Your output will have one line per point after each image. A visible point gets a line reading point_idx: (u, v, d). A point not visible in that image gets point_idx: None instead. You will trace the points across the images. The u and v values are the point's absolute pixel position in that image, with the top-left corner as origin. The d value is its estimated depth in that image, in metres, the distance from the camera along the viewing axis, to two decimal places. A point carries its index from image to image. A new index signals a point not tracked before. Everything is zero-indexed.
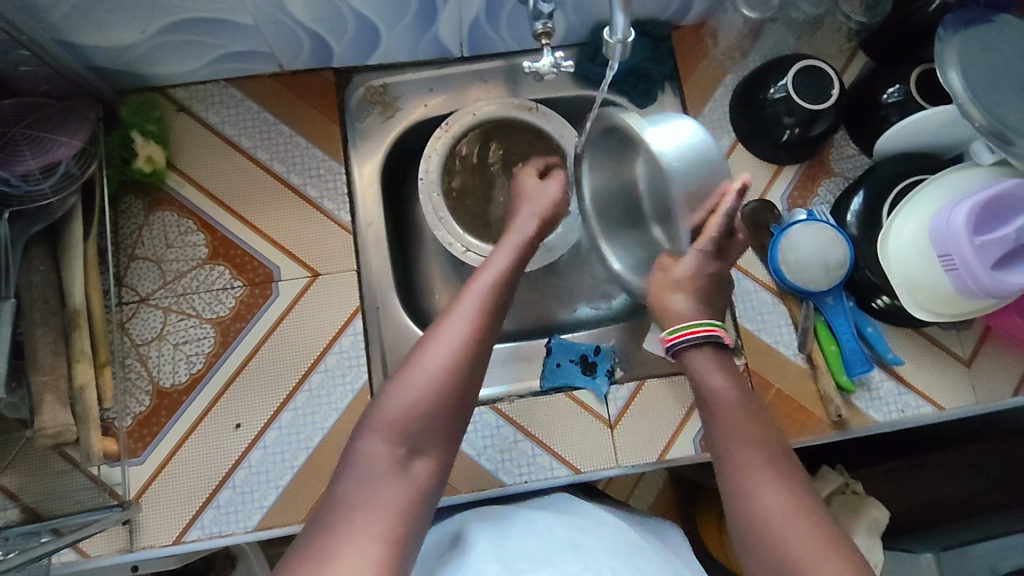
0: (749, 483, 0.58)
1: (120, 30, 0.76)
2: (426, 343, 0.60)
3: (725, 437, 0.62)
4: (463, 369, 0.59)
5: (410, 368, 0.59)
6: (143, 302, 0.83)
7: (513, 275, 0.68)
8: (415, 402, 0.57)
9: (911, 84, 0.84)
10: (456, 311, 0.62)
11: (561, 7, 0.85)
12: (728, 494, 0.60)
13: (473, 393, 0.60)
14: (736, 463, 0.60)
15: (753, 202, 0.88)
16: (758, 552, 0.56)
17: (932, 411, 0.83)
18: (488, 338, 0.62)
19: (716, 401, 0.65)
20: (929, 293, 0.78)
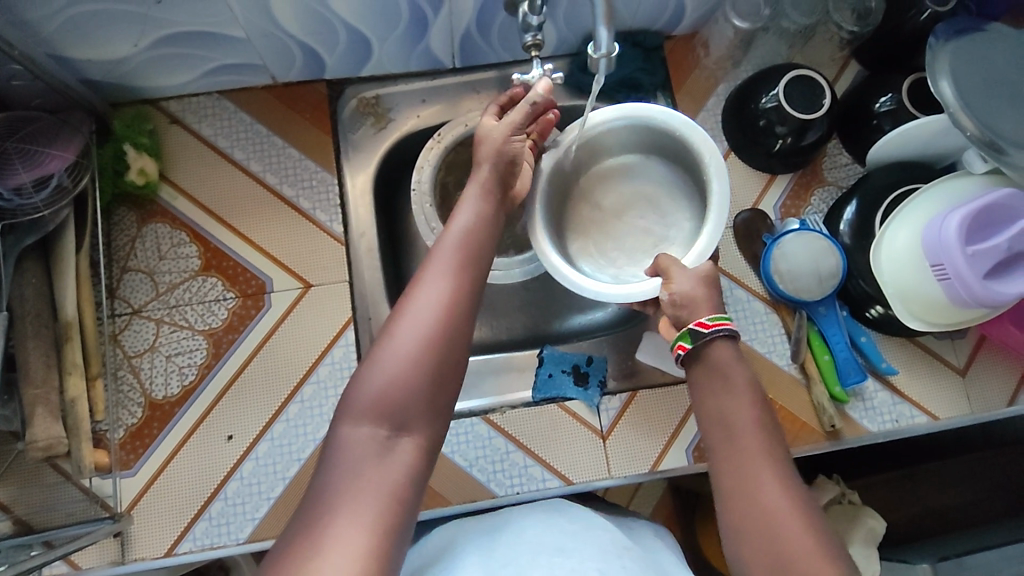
0: (750, 480, 0.58)
1: (112, 43, 0.76)
2: (401, 313, 0.60)
3: (726, 435, 0.62)
4: (440, 336, 0.59)
5: (388, 341, 0.59)
6: (135, 314, 0.83)
7: (478, 235, 0.68)
8: (396, 373, 0.57)
9: (903, 93, 0.84)
10: (424, 278, 0.63)
11: (552, 19, 0.85)
12: (726, 492, 0.60)
13: (455, 358, 0.60)
14: (738, 460, 0.60)
15: (745, 212, 0.89)
16: (754, 551, 0.56)
17: (927, 420, 0.83)
18: (464, 302, 0.62)
19: (718, 397, 0.64)
20: (923, 303, 0.77)
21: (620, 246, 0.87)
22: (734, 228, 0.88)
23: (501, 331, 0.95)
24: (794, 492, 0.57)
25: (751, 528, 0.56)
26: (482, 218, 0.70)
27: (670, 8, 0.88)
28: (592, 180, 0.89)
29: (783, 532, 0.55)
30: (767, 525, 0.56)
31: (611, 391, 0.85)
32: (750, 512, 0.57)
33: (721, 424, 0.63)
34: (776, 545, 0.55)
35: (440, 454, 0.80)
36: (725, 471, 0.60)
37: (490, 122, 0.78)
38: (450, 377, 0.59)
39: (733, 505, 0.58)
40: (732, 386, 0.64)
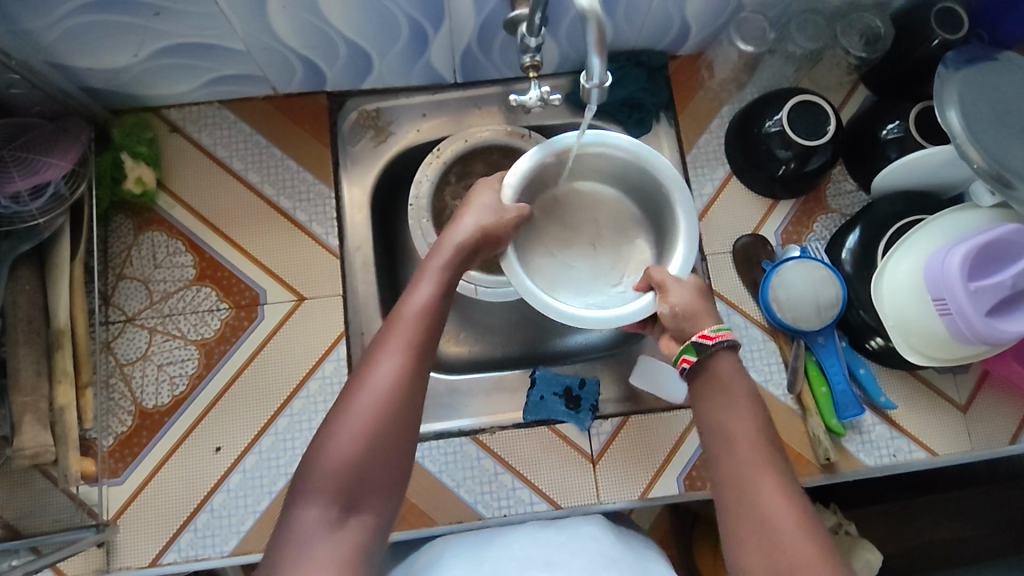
0: (751, 494, 0.56)
1: (113, 54, 0.76)
2: (354, 391, 0.59)
3: (723, 449, 0.60)
4: (395, 415, 0.58)
5: (341, 419, 0.58)
6: (129, 322, 0.83)
7: (442, 298, 0.66)
8: (349, 453, 0.56)
9: (911, 121, 0.83)
10: (382, 351, 0.61)
11: (553, 38, 0.84)
12: (727, 510, 0.57)
13: (411, 433, 0.59)
14: (737, 474, 0.58)
15: (745, 237, 0.87)
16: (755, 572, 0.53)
17: (926, 456, 0.81)
18: (418, 376, 0.60)
19: (715, 411, 0.62)
20: (923, 337, 0.76)
21: (573, 268, 0.86)
22: (733, 252, 0.87)
23: (497, 347, 0.94)
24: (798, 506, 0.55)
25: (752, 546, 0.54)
26: (444, 289, 0.67)
27: (674, 28, 0.87)
28: (560, 194, 0.87)
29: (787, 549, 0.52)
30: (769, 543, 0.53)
31: (603, 415, 0.84)
32: (752, 529, 0.55)
33: (718, 438, 0.61)
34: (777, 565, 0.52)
35: (428, 473, 0.80)
36: (725, 487, 0.58)
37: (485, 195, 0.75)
38: (403, 461, 0.58)
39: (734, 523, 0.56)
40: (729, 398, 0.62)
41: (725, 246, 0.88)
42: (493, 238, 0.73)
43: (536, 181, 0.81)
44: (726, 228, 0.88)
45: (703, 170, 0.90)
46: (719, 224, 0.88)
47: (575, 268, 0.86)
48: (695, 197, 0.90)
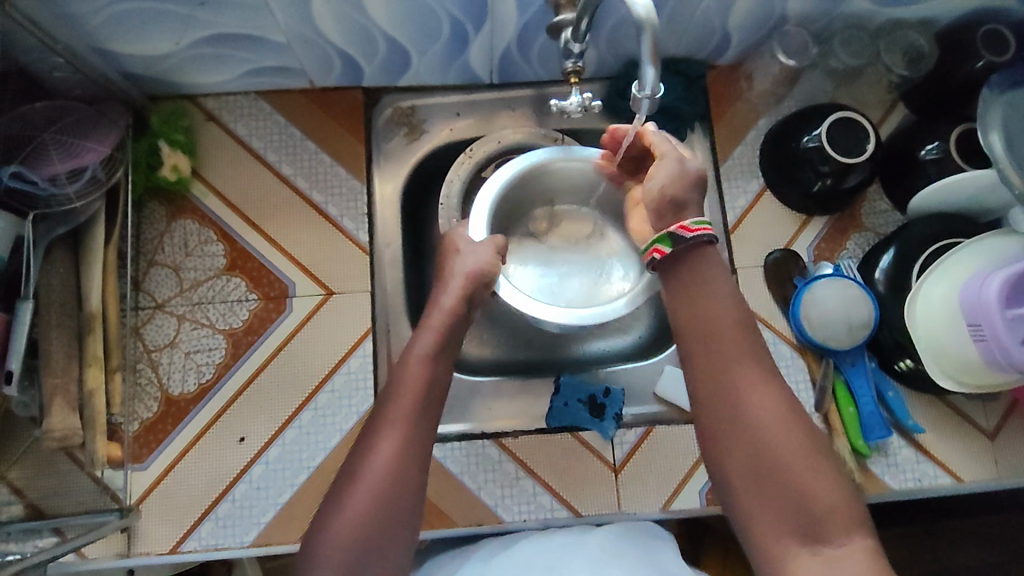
0: (765, 444, 0.56)
1: (155, 41, 0.76)
2: (357, 465, 0.59)
3: (724, 401, 0.58)
4: (400, 494, 0.58)
5: (344, 496, 0.58)
6: (159, 309, 0.83)
7: (438, 366, 0.66)
8: (353, 528, 0.56)
9: (951, 143, 0.81)
10: (383, 429, 0.61)
11: (594, 43, 0.84)
12: (738, 460, 0.56)
13: (418, 504, 0.59)
14: (745, 423, 0.57)
15: (777, 252, 0.87)
16: (776, 517, 0.54)
17: (951, 482, 0.81)
18: (419, 452, 0.60)
19: (715, 366, 0.59)
20: (955, 362, 0.75)
21: (546, 279, 0.90)
22: (765, 268, 0.87)
23: (519, 349, 0.91)
24: (813, 452, 0.56)
25: (776, 499, 0.54)
26: (444, 356, 0.67)
27: (715, 38, 0.86)
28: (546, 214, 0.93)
29: (815, 497, 0.54)
30: (795, 490, 0.54)
31: (626, 424, 0.84)
32: (772, 481, 0.55)
33: (717, 388, 0.59)
34: (808, 514, 0.53)
35: (449, 474, 0.80)
36: (732, 439, 0.57)
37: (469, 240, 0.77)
38: (409, 535, 0.58)
39: (752, 477, 0.56)
40: (729, 350, 0.60)
41: (757, 260, 0.87)
42: (485, 282, 0.73)
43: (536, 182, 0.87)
44: (759, 244, 0.88)
45: (738, 182, 0.90)
46: (751, 238, 0.88)
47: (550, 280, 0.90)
48: (728, 209, 0.89)
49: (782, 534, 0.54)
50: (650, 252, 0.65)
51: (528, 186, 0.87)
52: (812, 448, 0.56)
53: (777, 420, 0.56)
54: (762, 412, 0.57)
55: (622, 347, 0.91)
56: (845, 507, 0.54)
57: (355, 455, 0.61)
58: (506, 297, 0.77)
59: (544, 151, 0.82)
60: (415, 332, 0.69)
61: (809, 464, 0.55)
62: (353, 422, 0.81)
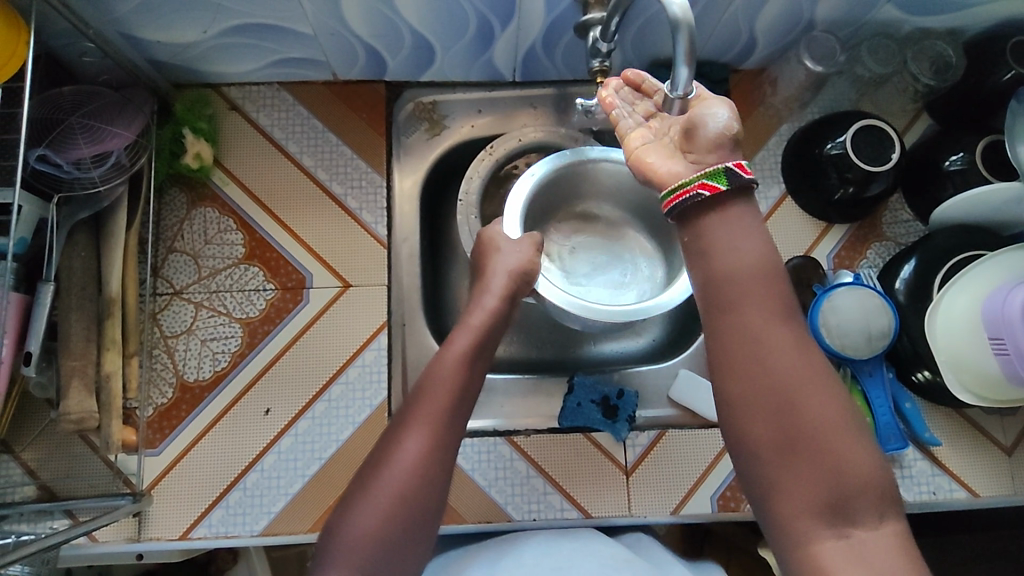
0: (797, 406, 0.48)
1: (183, 29, 0.76)
2: (380, 464, 0.58)
3: (748, 357, 0.50)
4: (420, 498, 0.57)
5: (365, 496, 0.57)
6: (176, 295, 0.84)
7: (472, 371, 0.65)
8: (375, 528, 0.55)
9: (977, 153, 0.80)
10: (409, 430, 0.60)
11: (620, 43, 0.83)
12: (760, 424, 0.49)
13: (435, 509, 0.58)
14: (773, 389, 0.49)
15: (797, 258, 0.87)
16: (813, 492, 0.47)
17: (966, 496, 0.80)
18: (444, 457, 0.59)
19: (742, 331, 0.50)
20: (975, 375, 0.74)
21: (574, 279, 0.92)
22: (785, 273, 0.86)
23: (531, 348, 0.93)
24: (847, 419, 0.49)
25: (806, 473, 0.48)
26: (478, 358, 0.66)
27: (741, 41, 0.86)
28: (573, 215, 0.94)
29: (852, 470, 0.47)
30: (832, 466, 0.47)
31: (639, 427, 0.84)
32: (800, 451, 0.48)
33: (740, 344, 0.50)
34: (843, 494, 0.47)
35: (460, 470, 0.80)
36: (757, 401, 0.49)
37: (506, 242, 0.78)
38: (426, 538, 0.58)
39: (779, 452, 0.48)
40: (759, 303, 0.51)
41: None
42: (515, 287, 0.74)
43: (562, 183, 0.88)
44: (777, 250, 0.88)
45: (758, 188, 0.90)
46: None
47: (580, 282, 0.92)
48: None
49: (808, 513, 0.47)
50: (694, 188, 0.52)
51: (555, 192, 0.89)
52: (846, 410, 0.49)
53: (808, 378, 0.49)
54: (793, 385, 0.49)
55: (637, 346, 0.93)
56: (883, 482, 0.48)
57: (380, 453, 0.60)
58: (545, 293, 0.78)
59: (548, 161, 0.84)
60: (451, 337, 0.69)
61: (842, 432, 0.48)
62: (366, 415, 0.82)
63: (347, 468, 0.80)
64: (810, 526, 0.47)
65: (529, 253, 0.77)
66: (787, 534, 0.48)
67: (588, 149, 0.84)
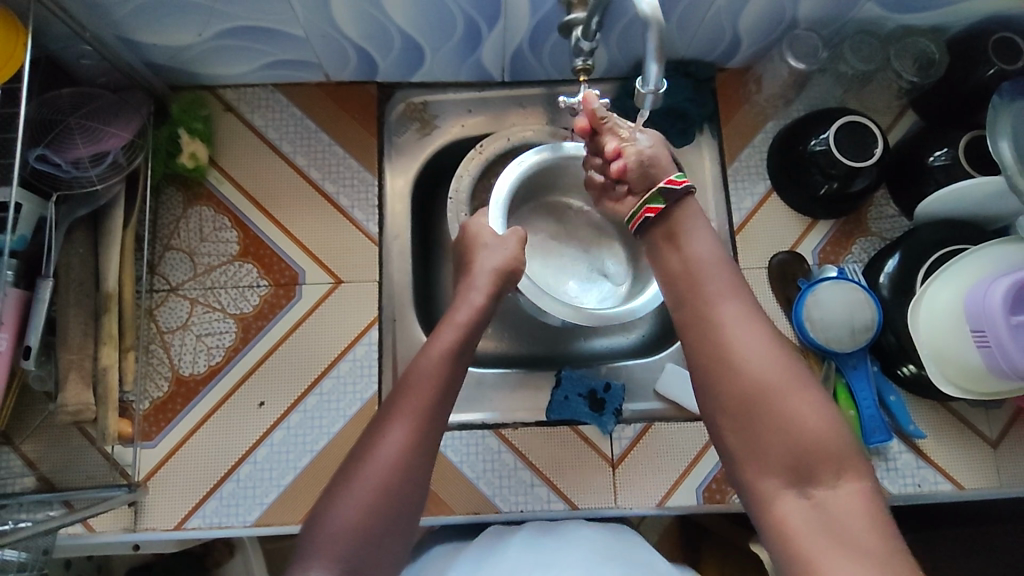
0: (756, 379, 0.55)
1: (178, 32, 0.78)
2: (366, 453, 0.60)
3: (712, 338, 0.58)
4: (403, 490, 0.59)
5: (351, 486, 0.58)
6: (172, 292, 0.86)
7: (457, 365, 0.67)
8: (360, 516, 0.57)
9: (960, 148, 0.81)
10: (394, 422, 0.61)
11: (605, 43, 0.85)
12: (727, 400, 0.56)
13: (418, 499, 0.60)
14: (735, 358, 0.56)
15: (783, 253, 0.88)
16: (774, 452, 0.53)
17: (951, 489, 0.80)
18: (427, 448, 0.61)
19: (705, 310, 0.60)
20: (957, 367, 0.74)
21: (547, 268, 0.95)
22: (768, 269, 0.88)
23: (521, 344, 0.94)
24: (809, 389, 0.55)
25: (767, 435, 0.54)
26: (463, 351, 0.68)
27: (725, 41, 0.87)
28: (557, 205, 0.97)
29: (812, 438, 0.53)
30: (790, 430, 0.53)
31: (625, 420, 0.85)
32: (765, 421, 0.54)
33: (706, 327, 0.59)
34: (800, 454, 0.52)
35: (449, 462, 0.81)
36: (722, 378, 0.56)
37: (494, 239, 0.80)
38: (408, 527, 0.59)
39: (743, 417, 0.55)
40: (717, 288, 0.60)
41: (761, 261, 0.88)
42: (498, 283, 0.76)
43: (546, 174, 0.91)
44: (763, 246, 0.89)
45: (744, 184, 0.91)
46: (756, 241, 0.89)
47: (554, 270, 0.95)
48: (733, 211, 0.90)
49: (775, 478, 0.53)
50: (641, 214, 0.66)
51: (543, 180, 0.93)
52: (807, 385, 0.55)
53: (766, 353, 0.56)
54: (751, 355, 0.56)
55: (628, 341, 0.94)
56: (844, 451, 0.52)
57: (365, 443, 0.62)
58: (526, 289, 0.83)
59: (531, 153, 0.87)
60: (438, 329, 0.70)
61: (802, 400, 0.54)
62: (356, 408, 0.83)
63: (338, 461, 0.82)
64: (778, 490, 0.53)
65: (515, 249, 0.79)
66: (759, 496, 0.54)
67: (566, 143, 0.88)
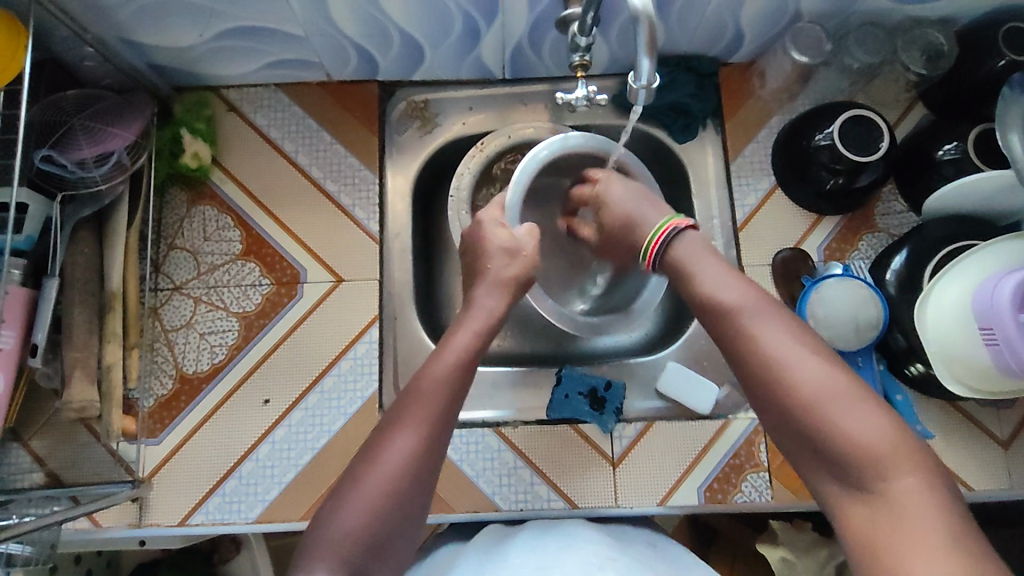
0: (785, 384, 0.54)
1: (180, 33, 0.79)
2: (371, 457, 0.59)
3: (748, 353, 0.57)
4: (405, 493, 0.58)
5: (354, 488, 0.58)
6: (176, 290, 0.87)
7: (466, 369, 0.66)
8: (366, 520, 0.56)
9: (969, 142, 0.79)
10: (401, 426, 0.61)
11: (604, 39, 0.84)
12: (776, 414, 0.55)
13: (421, 502, 0.59)
14: (775, 369, 0.55)
15: (786, 250, 0.87)
16: (835, 464, 0.51)
17: (960, 490, 0.79)
18: (432, 452, 0.61)
19: (733, 323, 0.59)
20: (965, 367, 0.72)
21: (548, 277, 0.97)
22: (772, 266, 0.87)
23: (525, 342, 0.94)
24: (855, 390, 0.52)
25: (821, 448, 0.52)
26: (473, 354, 0.67)
27: (728, 35, 0.86)
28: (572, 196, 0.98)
29: (866, 444, 0.49)
30: (843, 439, 0.50)
31: (627, 419, 0.84)
32: (806, 429, 0.52)
33: (739, 342, 0.58)
34: (857, 462, 0.50)
35: (449, 460, 0.81)
36: (764, 392, 0.55)
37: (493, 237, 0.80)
38: (411, 529, 0.59)
39: (797, 431, 0.53)
40: (743, 296, 0.60)
41: (765, 258, 0.87)
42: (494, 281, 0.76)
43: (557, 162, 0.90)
44: (766, 243, 0.88)
45: (748, 179, 0.90)
46: (759, 238, 0.88)
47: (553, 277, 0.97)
48: (737, 207, 0.89)
49: (832, 484, 0.52)
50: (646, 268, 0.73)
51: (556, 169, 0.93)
52: (853, 389, 0.52)
53: (801, 361, 0.54)
54: (785, 362, 0.54)
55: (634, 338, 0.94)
56: (898, 451, 0.49)
57: (371, 446, 0.61)
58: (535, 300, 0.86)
59: (546, 146, 0.85)
60: (451, 330, 0.70)
61: (850, 403, 0.51)
62: (357, 406, 0.84)
63: (339, 458, 0.82)
64: (840, 494, 0.51)
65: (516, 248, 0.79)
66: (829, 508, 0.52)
67: (575, 134, 0.85)
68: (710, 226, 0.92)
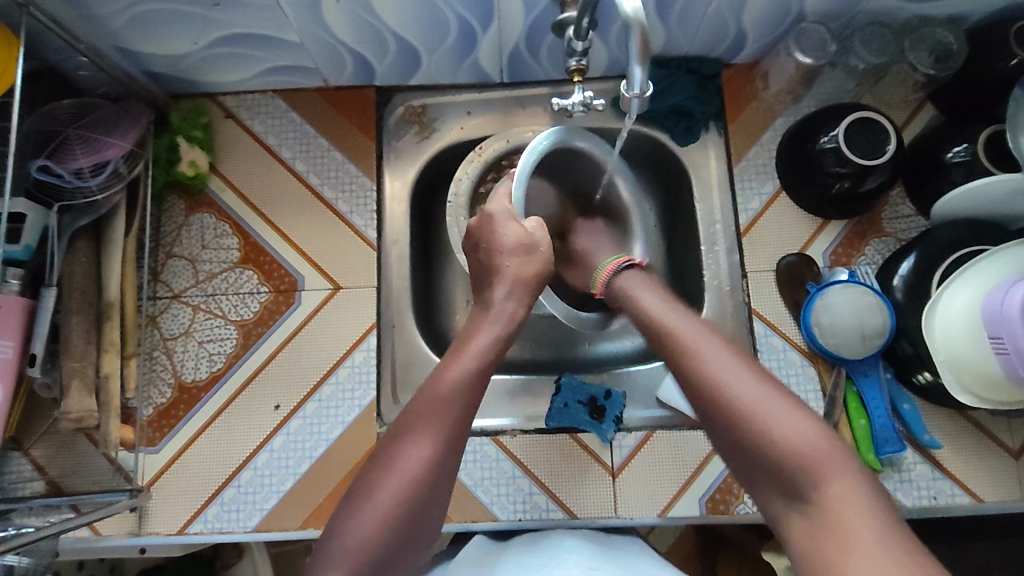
0: (729, 403, 0.56)
1: (174, 41, 0.79)
2: (384, 466, 0.59)
3: (685, 373, 0.60)
4: (417, 504, 0.58)
5: (366, 498, 0.57)
6: (175, 299, 0.87)
7: (484, 374, 0.65)
8: (378, 530, 0.56)
9: (980, 144, 0.77)
10: (417, 433, 0.60)
11: (602, 42, 0.83)
12: (716, 430, 0.58)
13: (432, 512, 0.59)
14: (710, 388, 0.58)
15: (790, 256, 0.85)
16: (773, 476, 0.54)
17: (969, 502, 0.77)
18: (447, 461, 0.60)
19: (674, 346, 0.62)
20: (975, 377, 0.70)
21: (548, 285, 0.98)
22: (777, 272, 0.85)
23: (524, 349, 0.93)
24: (790, 405, 0.55)
25: (759, 460, 0.55)
26: (491, 359, 0.66)
27: (730, 36, 0.84)
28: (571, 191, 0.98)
29: (799, 454, 0.53)
30: (777, 452, 0.54)
31: (626, 428, 0.83)
32: (744, 442, 0.56)
33: (677, 363, 0.61)
34: (793, 473, 0.53)
35: None
36: (705, 410, 0.58)
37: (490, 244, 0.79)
38: (424, 538, 0.59)
39: (737, 447, 0.56)
40: (681, 320, 0.64)
41: (768, 264, 0.86)
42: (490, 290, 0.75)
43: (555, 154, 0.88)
44: (769, 248, 0.86)
45: (752, 183, 0.88)
46: (763, 243, 0.86)
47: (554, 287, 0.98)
48: (740, 212, 0.88)
49: (776, 496, 0.55)
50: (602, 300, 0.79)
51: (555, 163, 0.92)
52: (788, 404, 0.55)
53: (736, 379, 0.57)
54: (720, 381, 0.57)
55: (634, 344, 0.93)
56: (830, 461, 0.52)
57: (383, 453, 0.60)
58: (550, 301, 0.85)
59: (543, 138, 0.80)
60: (470, 333, 0.69)
61: (782, 416, 0.55)
62: (355, 414, 0.83)
63: (337, 467, 0.82)
64: (781, 504, 0.54)
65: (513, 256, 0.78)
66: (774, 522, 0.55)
67: (574, 133, 0.83)
68: (712, 231, 0.90)
